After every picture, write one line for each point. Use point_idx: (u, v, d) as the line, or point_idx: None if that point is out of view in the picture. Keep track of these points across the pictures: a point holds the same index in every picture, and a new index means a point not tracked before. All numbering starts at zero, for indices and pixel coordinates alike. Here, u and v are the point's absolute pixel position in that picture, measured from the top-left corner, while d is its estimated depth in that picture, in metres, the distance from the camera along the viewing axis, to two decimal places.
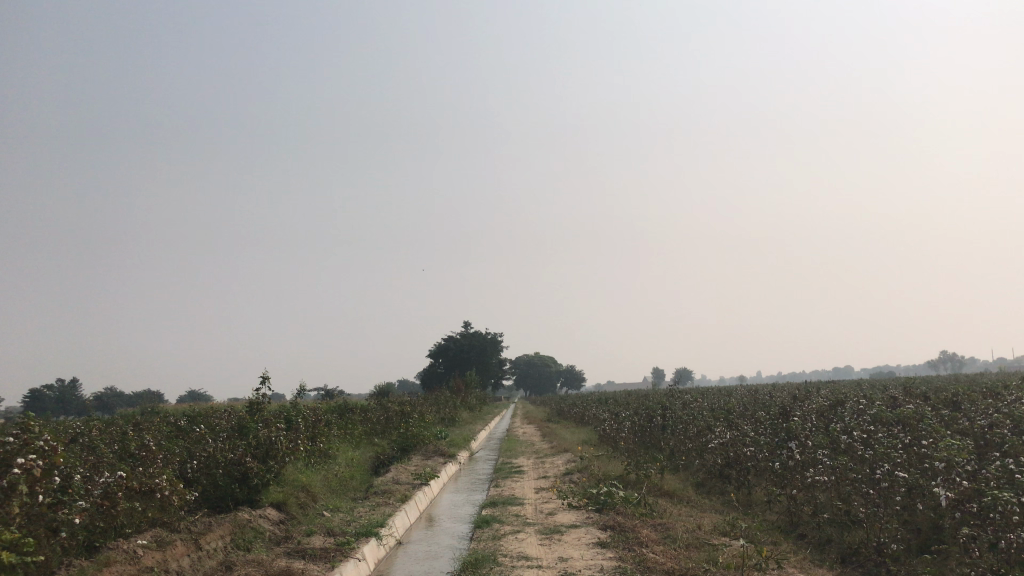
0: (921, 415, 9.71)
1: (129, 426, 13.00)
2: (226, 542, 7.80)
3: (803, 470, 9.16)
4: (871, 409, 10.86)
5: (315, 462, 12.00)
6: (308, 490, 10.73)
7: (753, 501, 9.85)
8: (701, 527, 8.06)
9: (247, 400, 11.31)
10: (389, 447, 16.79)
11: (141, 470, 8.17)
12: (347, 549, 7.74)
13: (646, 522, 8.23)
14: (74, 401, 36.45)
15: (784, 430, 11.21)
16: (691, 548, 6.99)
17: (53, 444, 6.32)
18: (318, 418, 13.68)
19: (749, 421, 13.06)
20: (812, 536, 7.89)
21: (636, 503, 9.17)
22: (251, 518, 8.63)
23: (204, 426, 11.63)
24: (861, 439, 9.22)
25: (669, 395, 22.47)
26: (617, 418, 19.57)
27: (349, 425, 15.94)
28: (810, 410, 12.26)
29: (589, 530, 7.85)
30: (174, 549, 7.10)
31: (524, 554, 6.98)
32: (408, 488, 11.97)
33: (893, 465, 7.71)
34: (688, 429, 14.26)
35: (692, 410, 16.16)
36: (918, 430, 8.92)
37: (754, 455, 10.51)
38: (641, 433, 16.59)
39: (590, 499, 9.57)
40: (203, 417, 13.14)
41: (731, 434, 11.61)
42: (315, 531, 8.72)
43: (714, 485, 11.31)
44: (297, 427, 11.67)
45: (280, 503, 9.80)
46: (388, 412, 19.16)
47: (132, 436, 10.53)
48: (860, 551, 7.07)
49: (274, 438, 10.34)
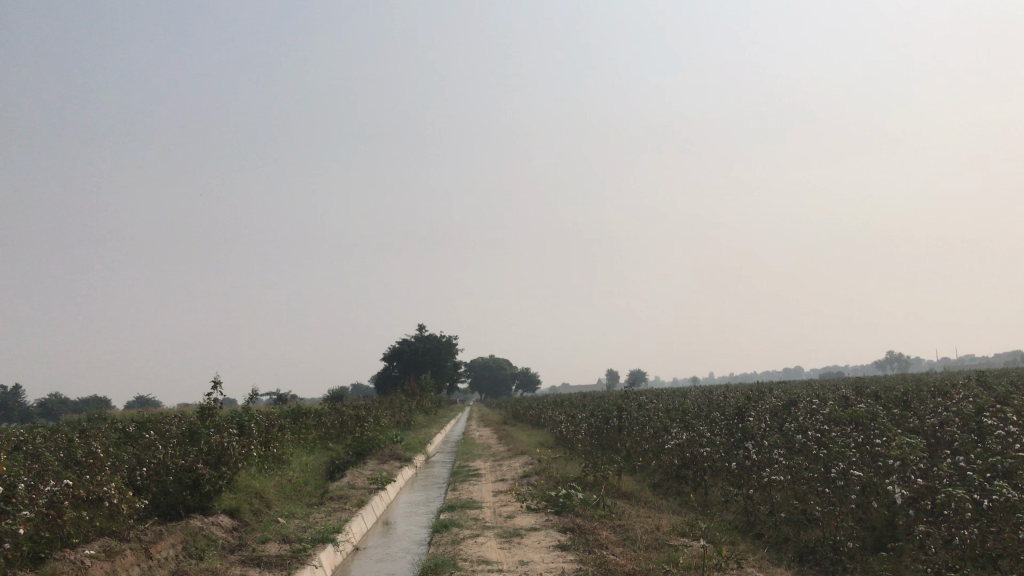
0: (873, 414, 9.88)
1: (74, 432, 12.64)
2: (177, 551, 7.61)
3: (759, 469, 9.24)
4: (824, 409, 11.02)
5: (269, 467, 11.80)
6: (262, 497, 10.54)
7: (710, 501, 9.93)
8: (660, 528, 8.09)
9: (199, 405, 11.07)
10: (344, 451, 16.61)
11: (89, 478, 7.93)
12: (304, 556, 7.61)
13: (605, 524, 8.23)
14: (18, 408, 35.46)
15: (739, 430, 11.34)
16: (650, 549, 7.00)
17: None
18: (271, 422, 13.46)
19: (705, 422, 13.18)
20: (769, 535, 7.97)
21: (595, 505, 9.16)
22: (203, 525, 8.44)
23: (153, 432, 11.36)
24: (816, 439, 9.35)
25: (624, 396, 22.60)
26: (573, 420, 19.62)
27: (304, 430, 15.73)
28: (764, 410, 12.41)
29: (549, 533, 7.82)
30: (124, 559, 6.90)
31: (484, 558, 6.92)
32: (364, 492, 11.84)
33: (848, 464, 7.83)
34: (644, 430, 14.35)
35: (648, 412, 16.26)
36: (871, 429, 9.07)
37: (711, 456, 10.60)
38: (598, 434, 16.65)
39: (549, 502, 9.54)
40: (152, 423, 12.83)
41: (688, 434, 11.70)
42: (271, 538, 8.55)
43: (671, 486, 11.38)
44: (250, 432, 11.46)
45: (232, 510, 9.61)
46: (342, 416, 18.97)
47: (78, 443, 10.24)
48: (816, 550, 7.15)
49: (226, 444, 10.13)
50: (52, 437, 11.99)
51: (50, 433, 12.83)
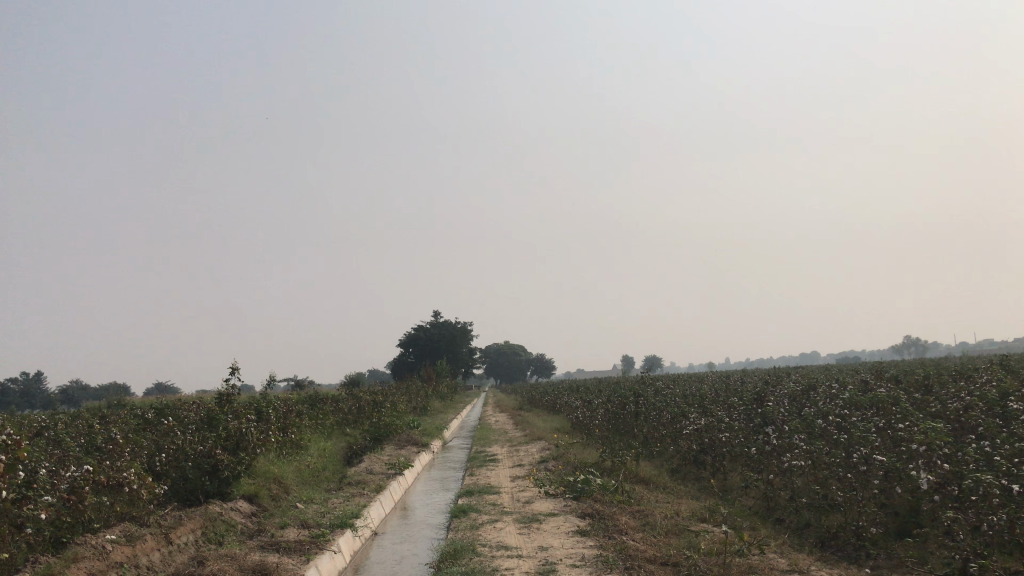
0: (894, 399, 9.76)
1: (95, 418, 12.72)
2: (197, 536, 7.63)
3: (779, 455, 9.16)
4: (843, 393, 10.92)
5: (287, 453, 11.84)
6: (280, 482, 10.57)
7: (730, 486, 9.87)
8: (680, 514, 8.05)
9: (217, 391, 11.09)
10: (361, 437, 16.65)
11: (109, 464, 7.97)
12: (323, 542, 7.60)
13: (624, 510, 8.19)
14: (39, 394, 35.86)
15: (758, 415, 11.26)
16: (671, 535, 6.95)
17: (17, 439, 6.13)
18: (289, 408, 13.50)
19: (723, 407, 13.10)
20: (791, 521, 7.91)
21: (614, 490, 9.13)
22: (222, 511, 8.46)
23: (172, 418, 11.41)
24: (836, 424, 9.25)
25: (641, 382, 22.51)
26: (590, 405, 19.58)
27: (321, 416, 15.79)
28: (783, 395, 12.31)
29: (568, 518, 7.78)
30: (144, 544, 6.92)
31: (503, 543, 6.89)
32: (381, 478, 11.87)
33: (870, 449, 7.76)
34: (662, 416, 14.30)
35: (665, 397, 16.18)
36: (892, 413, 8.98)
37: (730, 441, 10.52)
38: (615, 419, 16.60)
39: (567, 487, 9.50)
40: (172, 409, 12.91)
41: (706, 420, 11.63)
42: (289, 524, 8.56)
43: (690, 472, 11.32)
44: (268, 418, 11.49)
45: (251, 496, 9.63)
46: (359, 402, 19.04)
47: (98, 429, 10.29)
48: (838, 536, 7.09)
49: (244, 430, 10.15)
50: (74, 423, 12.09)
51: (71, 419, 12.93)
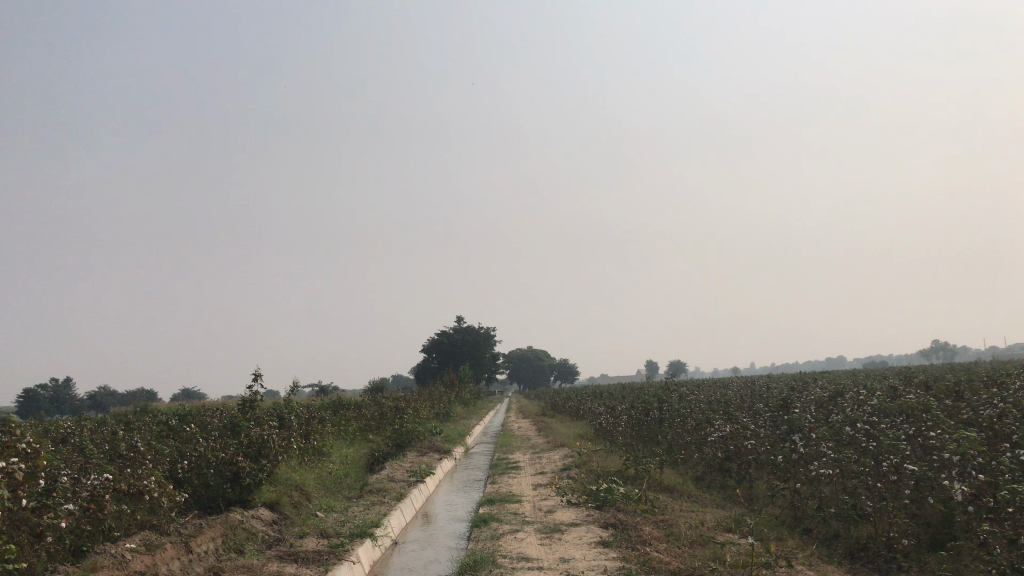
0: (924, 405, 9.55)
1: (120, 425, 12.77)
2: (217, 545, 7.59)
3: (806, 463, 8.98)
4: (872, 400, 10.72)
5: (308, 460, 11.80)
6: (302, 489, 10.52)
7: (756, 495, 9.70)
8: (705, 523, 7.89)
9: (240, 398, 11.06)
10: (383, 444, 16.61)
11: (130, 471, 7.94)
12: (342, 552, 7.53)
13: (648, 519, 8.05)
14: (68, 400, 36.23)
15: (784, 422, 11.08)
16: (695, 546, 6.81)
17: (36, 446, 6.10)
18: (311, 415, 13.46)
19: (748, 414, 12.90)
20: (819, 531, 7.74)
21: (637, 499, 8.99)
22: (243, 519, 8.43)
23: (195, 425, 11.42)
24: (865, 432, 9.06)
25: (665, 387, 22.28)
26: (613, 412, 19.40)
27: (343, 422, 15.77)
28: (810, 401, 12.11)
29: (591, 529, 7.65)
30: (164, 553, 6.88)
31: (524, 554, 6.77)
32: (402, 485, 11.80)
33: (901, 458, 7.59)
34: (686, 422, 14.13)
35: (689, 403, 15.98)
36: (923, 420, 8.79)
37: (756, 449, 10.34)
38: (639, 426, 16.43)
39: (589, 496, 9.37)
40: (196, 415, 12.93)
41: (731, 427, 11.46)
42: (309, 533, 8.49)
43: (714, 479, 11.15)
44: (290, 425, 11.45)
45: (273, 503, 9.58)
46: (382, 408, 19.00)
47: (121, 436, 10.31)
48: (868, 546, 6.91)
49: (266, 437, 10.12)
50: (99, 429, 12.14)
51: (95, 425, 13.00)
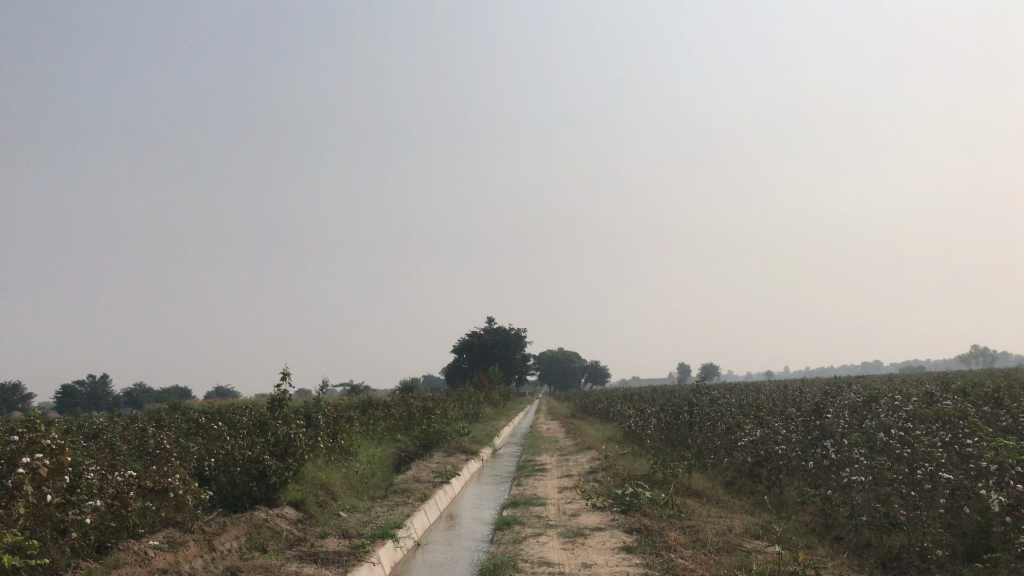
0: (962, 412, 9.31)
1: (152, 422, 12.86)
2: (241, 543, 7.58)
3: (838, 470, 8.78)
4: (907, 405, 10.49)
5: (335, 459, 11.80)
6: (328, 489, 10.52)
7: (785, 502, 9.52)
8: (732, 530, 7.75)
9: (268, 396, 11.04)
10: (411, 444, 16.58)
11: (156, 468, 7.95)
12: (362, 553, 7.47)
13: (674, 525, 7.91)
14: (105, 396, 36.73)
15: (817, 427, 10.87)
16: (722, 553, 6.67)
17: (61, 442, 6.08)
18: (339, 413, 13.48)
19: (780, 418, 12.69)
20: (850, 540, 7.55)
21: (663, 504, 8.86)
22: (267, 517, 8.44)
23: (224, 422, 11.46)
24: (899, 439, 8.85)
25: (695, 391, 22.01)
26: (642, 415, 19.23)
27: (371, 422, 15.80)
28: (843, 406, 11.88)
29: (615, 533, 7.53)
30: (187, 550, 6.87)
31: (546, 559, 6.67)
32: (427, 486, 11.74)
33: (936, 465, 7.42)
34: (716, 427, 13.93)
35: (719, 407, 15.77)
36: (959, 427, 8.57)
37: (787, 454, 10.14)
38: (668, 429, 16.24)
39: (614, 500, 9.25)
40: (225, 413, 12.99)
41: (762, 432, 11.27)
42: (331, 533, 8.45)
43: (744, 485, 10.96)
44: (317, 424, 11.44)
45: (298, 502, 9.57)
46: (410, 408, 19.01)
47: (151, 432, 10.37)
48: (901, 556, 6.72)
49: (293, 436, 10.11)
50: (130, 426, 12.26)
51: (128, 422, 13.14)
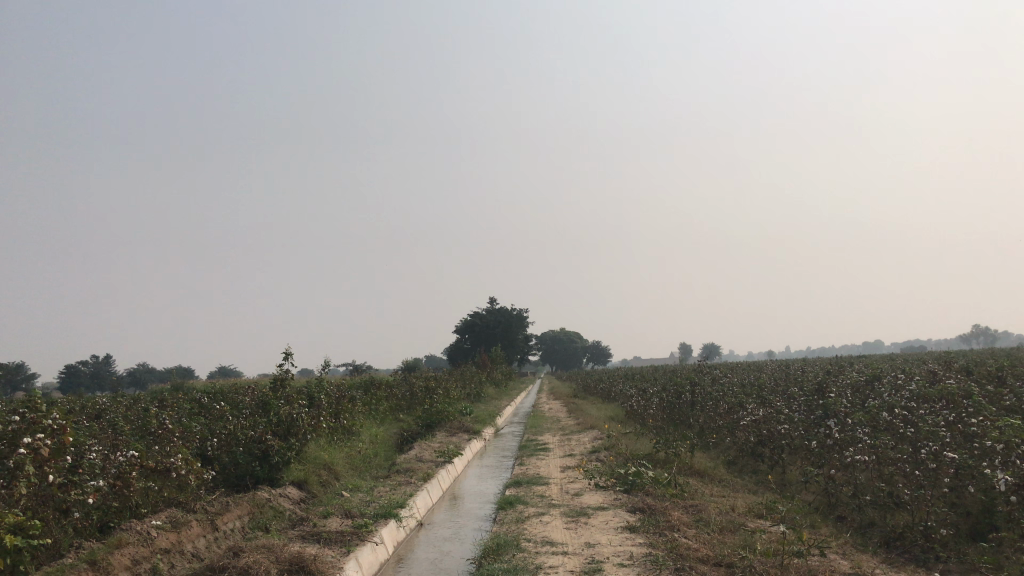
0: (966, 391, 9.29)
1: (154, 402, 12.84)
2: (243, 523, 7.59)
3: (841, 449, 8.76)
4: (910, 385, 10.47)
5: (337, 439, 11.79)
6: (330, 469, 10.51)
7: (788, 481, 9.52)
8: (735, 509, 7.73)
9: (271, 376, 11.01)
10: (414, 423, 16.59)
11: (158, 448, 7.93)
12: (365, 533, 7.47)
13: (677, 504, 7.90)
14: (108, 377, 36.78)
15: (820, 407, 10.86)
16: (725, 532, 6.66)
17: (63, 422, 6.05)
18: (341, 393, 13.46)
19: (782, 398, 12.66)
20: (853, 519, 7.54)
21: (666, 483, 8.86)
22: (270, 497, 8.45)
23: (226, 402, 11.47)
24: (902, 418, 8.83)
25: (697, 370, 21.99)
26: (644, 394, 19.24)
27: (374, 402, 15.81)
28: (846, 385, 11.86)
29: (618, 513, 7.52)
30: (189, 530, 6.87)
31: (549, 538, 6.66)
32: (430, 466, 11.74)
33: (941, 445, 7.40)
34: (718, 406, 13.94)
35: (722, 387, 15.76)
36: (963, 406, 8.56)
37: (789, 433, 10.13)
38: (670, 409, 16.24)
39: (617, 479, 9.24)
40: (227, 393, 12.97)
41: (765, 411, 11.26)
42: (333, 513, 8.44)
43: (746, 464, 10.96)
44: (320, 404, 11.42)
45: (300, 482, 9.57)
46: (413, 388, 18.99)
47: (153, 413, 10.35)
48: (905, 536, 6.71)
49: (295, 415, 10.09)
50: (133, 406, 12.27)
51: (130, 402, 13.13)
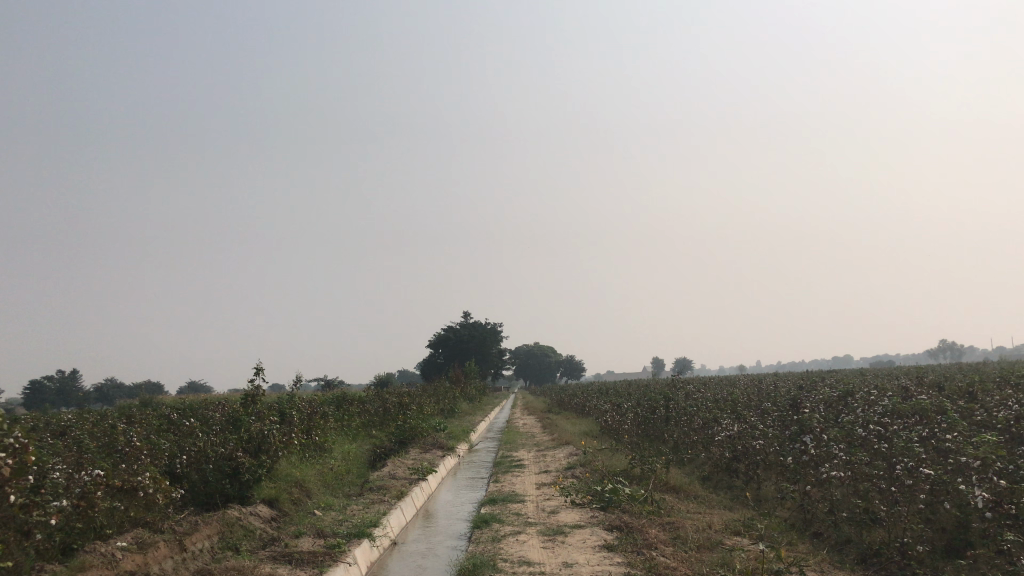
0: (938, 406, 9.35)
1: (121, 419, 12.58)
2: (213, 543, 7.42)
3: (817, 466, 8.76)
4: (883, 400, 10.53)
5: (309, 456, 11.62)
6: (302, 486, 10.35)
7: (763, 497, 9.51)
8: (712, 526, 7.69)
9: (242, 391, 10.83)
10: (387, 440, 16.41)
11: (125, 467, 7.73)
12: (338, 553, 7.32)
13: (654, 521, 7.85)
14: (75, 392, 36.16)
15: (794, 422, 10.87)
16: (703, 550, 6.62)
17: (25, 441, 5.85)
18: (313, 409, 13.28)
19: (756, 413, 12.67)
20: (829, 536, 7.52)
21: (643, 500, 8.80)
22: (240, 516, 8.28)
23: (196, 418, 11.26)
24: (877, 434, 8.85)
25: (670, 386, 22.00)
26: (618, 409, 19.20)
27: (346, 418, 15.62)
28: (819, 400, 11.90)
29: (595, 531, 7.44)
30: (156, 551, 6.68)
31: (526, 558, 6.57)
32: (403, 483, 11.60)
33: (916, 460, 7.41)
34: (692, 421, 13.93)
35: (696, 402, 15.76)
36: (937, 422, 8.61)
37: (765, 449, 10.14)
38: (644, 424, 16.21)
39: (594, 497, 9.17)
40: (196, 409, 12.73)
41: (739, 426, 11.26)
42: (306, 532, 8.29)
43: (721, 480, 10.95)
44: (292, 420, 11.25)
45: (271, 500, 9.41)
46: (386, 403, 18.82)
47: (120, 430, 10.12)
48: (881, 553, 6.69)
49: (267, 432, 9.91)
50: (100, 423, 12.00)
51: (97, 418, 12.85)
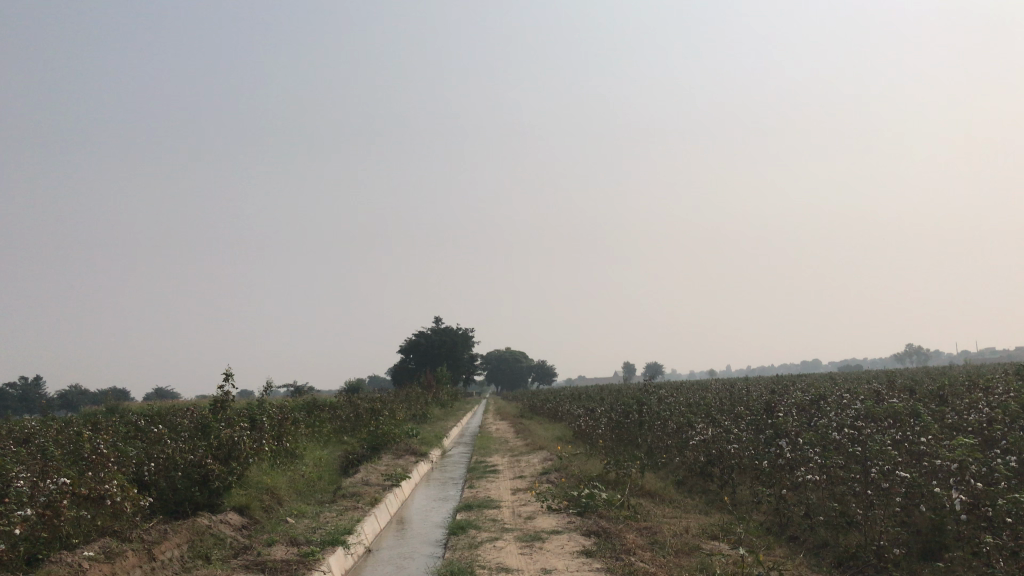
0: (911, 410, 9.41)
1: (87, 426, 12.29)
2: (183, 552, 7.27)
3: (792, 469, 8.77)
4: (855, 404, 10.60)
5: (280, 463, 11.45)
6: (273, 493, 10.19)
7: (739, 501, 9.50)
8: (689, 531, 7.67)
9: (211, 397, 10.62)
10: (359, 445, 16.21)
11: (92, 474, 7.54)
12: (311, 561, 7.20)
13: (631, 526, 7.81)
14: (38, 400, 35.51)
15: (768, 426, 10.92)
16: (681, 555, 6.58)
17: None
18: (284, 415, 13.09)
19: (731, 417, 12.70)
20: (805, 539, 7.53)
21: (619, 505, 8.78)
22: (211, 524, 8.13)
23: (164, 425, 11.04)
24: (851, 438, 8.89)
25: (642, 390, 22.00)
26: (591, 414, 19.17)
27: (317, 424, 15.41)
28: (792, 404, 11.95)
29: (573, 537, 7.38)
30: (124, 561, 6.52)
31: (503, 565, 6.48)
32: (376, 490, 11.47)
33: (892, 463, 7.45)
34: (667, 426, 13.92)
35: (669, 406, 15.77)
36: (910, 425, 8.68)
37: (740, 453, 10.16)
38: (618, 428, 16.18)
39: (570, 502, 9.11)
40: (164, 416, 12.48)
41: (714, 431, 11.27)
42: (278, 540, 8.14)
43: (696, 483, 10.93)
44: (262, 427, 11.08)
45: (242, 507, 9.26)
46: (357, 409, 18.62)
47: (86, 437, 9.88)
48: (858, 555, 6.70)
49: (237, 438, 9.76)
50: (64, 430, 11.71)
51: (61, 426, 12.54)
